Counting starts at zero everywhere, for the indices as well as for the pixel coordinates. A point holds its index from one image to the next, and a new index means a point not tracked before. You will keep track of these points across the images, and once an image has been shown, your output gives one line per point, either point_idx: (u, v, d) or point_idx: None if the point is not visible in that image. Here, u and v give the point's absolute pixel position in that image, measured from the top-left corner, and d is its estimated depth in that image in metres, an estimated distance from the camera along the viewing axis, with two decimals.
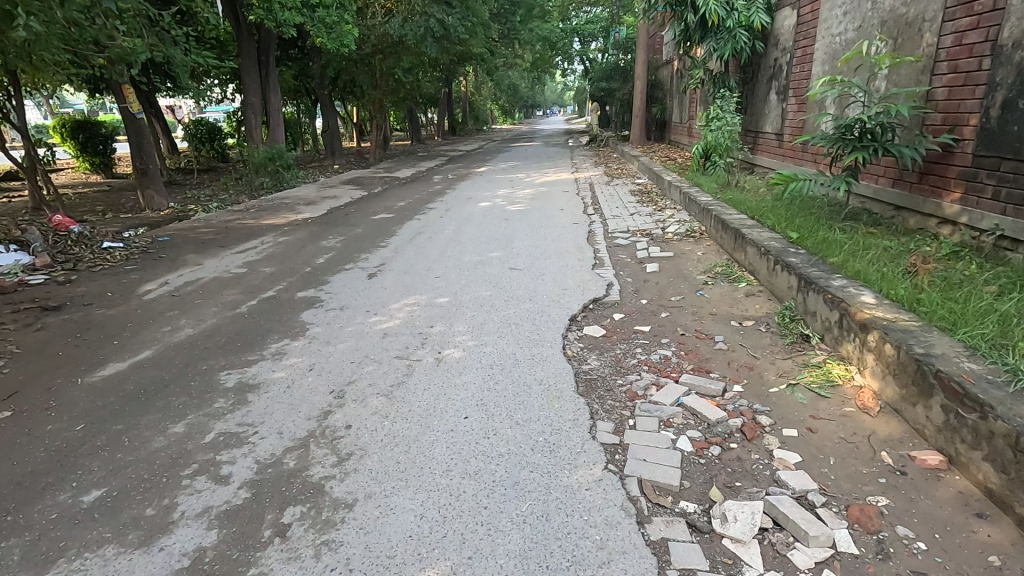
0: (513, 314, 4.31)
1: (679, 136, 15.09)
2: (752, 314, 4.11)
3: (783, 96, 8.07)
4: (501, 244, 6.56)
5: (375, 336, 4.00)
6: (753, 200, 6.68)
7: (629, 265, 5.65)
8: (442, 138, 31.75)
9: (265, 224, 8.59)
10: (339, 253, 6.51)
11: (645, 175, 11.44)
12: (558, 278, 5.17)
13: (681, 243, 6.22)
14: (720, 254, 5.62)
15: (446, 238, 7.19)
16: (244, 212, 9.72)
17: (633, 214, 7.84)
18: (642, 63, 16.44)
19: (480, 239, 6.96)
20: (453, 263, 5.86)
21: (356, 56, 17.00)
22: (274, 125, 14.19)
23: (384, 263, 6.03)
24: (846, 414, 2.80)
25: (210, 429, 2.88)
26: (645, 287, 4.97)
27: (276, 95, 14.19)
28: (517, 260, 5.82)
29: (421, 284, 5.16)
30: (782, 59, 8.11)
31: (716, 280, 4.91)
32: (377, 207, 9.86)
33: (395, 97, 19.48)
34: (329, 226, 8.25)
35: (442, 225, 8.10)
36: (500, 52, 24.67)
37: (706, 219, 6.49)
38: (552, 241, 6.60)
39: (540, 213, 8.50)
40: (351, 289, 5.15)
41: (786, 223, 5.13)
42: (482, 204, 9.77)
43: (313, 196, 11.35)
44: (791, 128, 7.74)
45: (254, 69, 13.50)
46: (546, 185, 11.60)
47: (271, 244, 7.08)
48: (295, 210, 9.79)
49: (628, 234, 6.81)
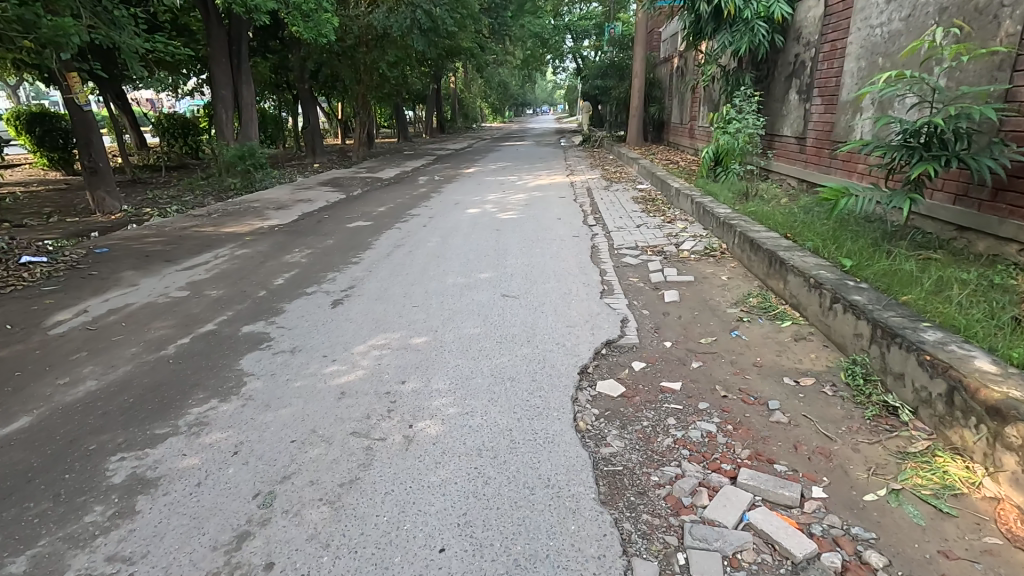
0: (508, 364, 3.41)
1: (679, 138, 14.26)
2: (810, 369, 3.26)
3: (806, 96, 7.25)
4: (492, 262, 5.67)
5: (330, 398, 3.08)
6: (781, 214, 5.84)
7: (643, 292, 4.79)
8: (430, 136, 30.72)
9: (224, 232, 7.62)
10: (303, 272, 5.59)
11: (647, 179, 10.61)
12: (560, 309, 4.28)
13: (701, 263, 5.37)
14: (750, 281, 4.77)
15: (429, 252, 6.28)
16: (205, 217, 8.72)
17: (639, 225, 7.00)
18: (640, 59, 15.61)
19: (467, 254, 6.06)
20: (435, 287, 4.96)
21: (337, 48, 15.98)
22: (247, 121, 13.15)
23: (354, 285, 5.11)
24: (989, 549, 1.95)
25: (66, 567, 1.96)
26: (666, 322, 4.11)
27: (249, 89, 13.17)
28: (511, 284, 4.93)
29: (396, 317, 4.26)
30: (805, 55, 7.31)
31: (752, 316, 4.07)
32: (354, 213, 8.93)
33: (379, 93, 18.48)
34: (297, 236, 7.29)
35: (425, 236, 7.19)
36: (491, 47, 23.69)
37: (728, 236, 5.65)
38: (551, 258, 5.72)
39: (535, 223, 7.61)
40: (310, 322, 4.22)
41: (833, 246, 4.29)
42: (471, 211, 8.86)
43: (285, 199, 10.36)
44: (818, 131, 6.94)
45: (224, 59, 12.46)
46: (540, 189, 10.72)
47: (225, 259, 6.12)
48: (263, 216, 8.81)
49: (637, 251, 5.95)
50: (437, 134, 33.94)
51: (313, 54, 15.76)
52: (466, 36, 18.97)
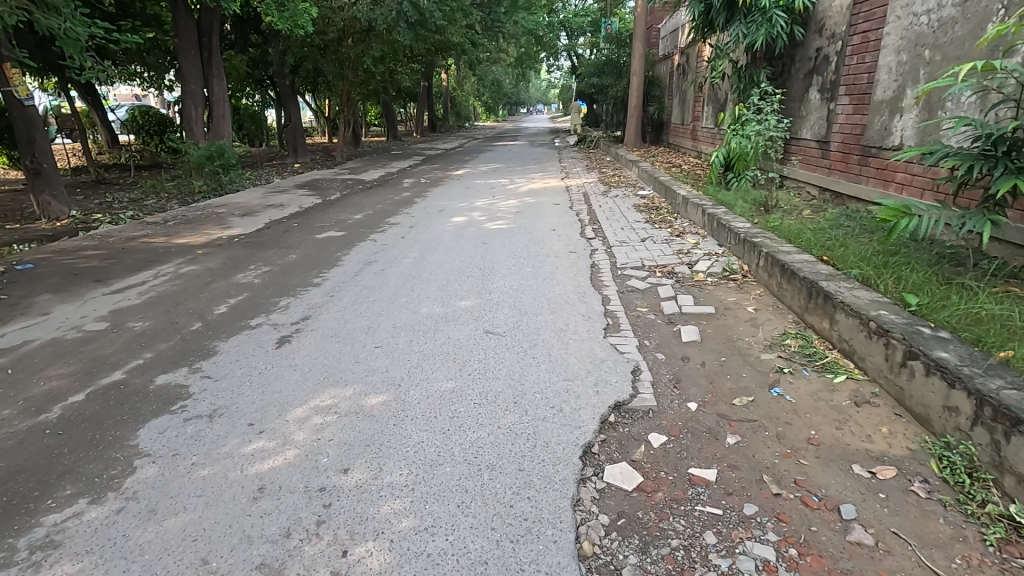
0: (487, 443, 2.59)
1: (680, 139, 13.51)
2: (886, 452, 2.47)
3: (831, 95, 6.47)
4: (475, 284, 4.85)
5: (240, 500, 2.25)
6: (809, 230, 5.06)
7: (655, 328, 3.99)
8: (421, 136, 29.81)
9: (176, 243, 6.74)
10: (253, 297, 4.74)
11: (648, 183, 9.84)
12: (556, 354, 3.47)
13: (720, 290, 4.57)
14: (784, 314, 3.99)
15: (404, 270, 5.46)
16: (160, 225, 7.84)
17: (644, 239, 6.21)
18: (638, 56, 14.86)
19: (448, 273, 5.24)
20: (406, 319, 4.13)
21: (319, 42, 15.18)
22: (218, 118, 12.24)
23: (309, 316, 4.28)
24: None
25: None
26: (687, 373, 3.32)
27: (221, 83, 12.28)
28: (497, 317, 4.11)
29: (352, 364, 3.43)
30: (829, 49, 6.52)
31: (794, 365, 3.27)
32: (327, 220, 8.08)
33: (365, 91, 17.61)
34: (256, 250, 6.43)
35: (402, 249, 6.37)
36: (483, 44, 22.82)
37: (751, 256, 4.86)
38: (545, 281, 4.91)
39: (527, 235, 6.80)
40: (243, 370, 3.38)
41: (890, 277, 3.51)
42: (456, 219, 8.03)
43: (254, 204, 9.49)
44: (846, 133, 6.18)
45: (193, 51, 11.55)
46: (533, 194, 9.92)
47: (166, 280, 5.26)
48: (226, 224, 7.95)
49: (643, 272, 5.16)
50: (429, 133, 33.04)
51: (294, 48, 14.88)
52: (456, 32, 18.16)
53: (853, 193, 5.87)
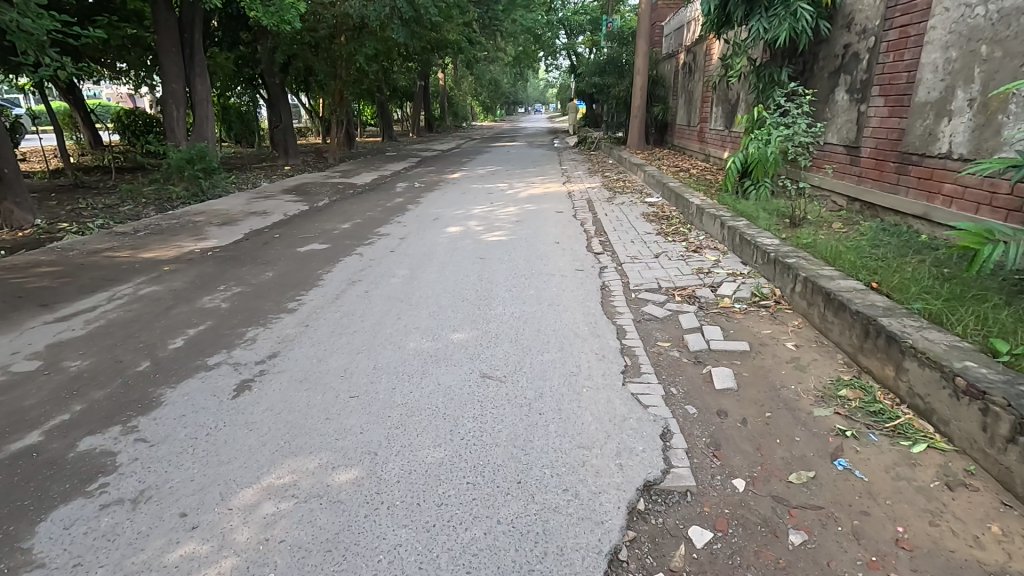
0: (485, 550, 1.99)
1: (687, 141, 12.96)
2: (1004, 566, 1.89)
3: (862, 96, 5.90)
4: (470, 312, 4.25)
5: None
6: (849, 249, 4.49)
7: (682, 369, 3.41)
8: (417, 137, 29.21)
9: (142, 257, 6.13)
10: (216, 327, 4.13)
11: (655, 189, 9.27)
12: (566, 411, 2.88)
13: (752, 321, 3.98)
14: (832, 354, 3.41)
15: (391, 291, 4.87)
16: (130, 235, 7.24)
17: (657, 254, 5.64)
18: (642, 54, 14.30)
19: (439, 297, 4.65)
20: (388, 358, 3.53)
21: (310, 39, 14.57)
22: (201, 118, 11.61)
23: (277, 352, 3.68)
24: None
25: None
26: (727, 435, 2.73)
27: (205, 81, 11.65)
28: (495, 356, 3.53)
29: (321, 421, 2.84)
30: (860, 45, 5.95)
31: (858, 426, 2.69)
32: (311, 231, 7.48)
33: (359, 90, 17.01)
34: (230, 266, 5.82)
35: (391, 265, 5.78)
36: (481, 43, 22.22)
37: (784, 279, 4.28)
38: (549, 307, 4.32)
39: (528, 248, 6.23)
40: (187, 431, 2.78)
41: (968, 317, 2.93)
42: (451, 229, 7.44)
43: (236, 211, 8.88)
44: (880, 138, 5.60)
45: (174, 48, 10.91)
46: (533, 200, 9.34)
47: (121, 304, 4.65)
48: (201, 234, 7.33)
49: (660, 295, 4.58)
50: (426, 133, 32.39)
51: (283, 45, 14.28)
52: (452, 29, 17.56)
53: (894, 205, 5.30)
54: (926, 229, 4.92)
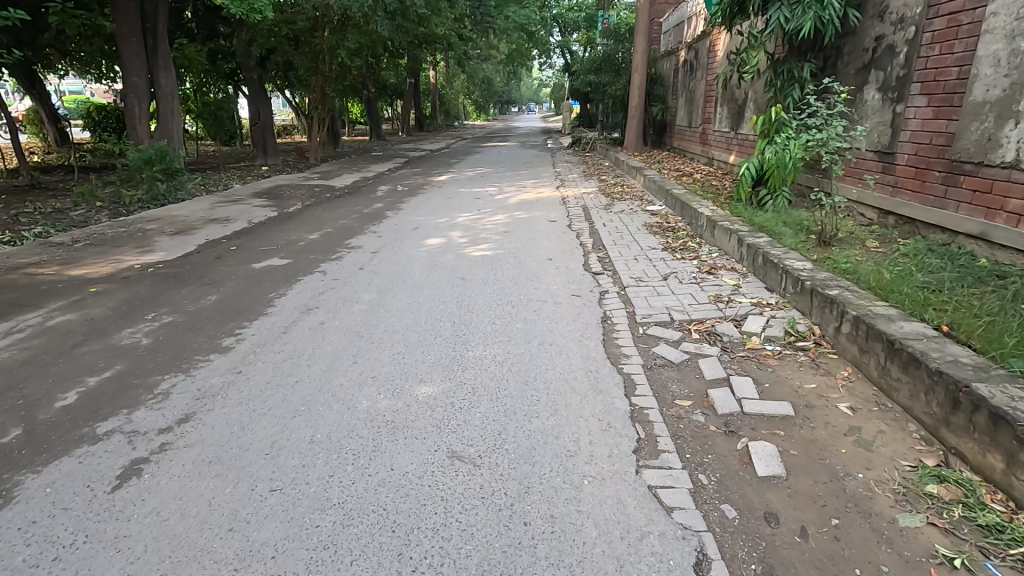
0: None
1: (687, 143, 12.27)
2: None
3: (898, 94, 5.16)
4: (443, 354, 3.47)
5: None
6: (898, 277, 3.74)
7: (711, 442, 2.65)
8: (407, 136, 28.43)
9: (70, 275, 5.30)
10: (124, 374, 3.32)
11: (657, 195, 8.54)
12: (561, 520, 2.10)
13: (790, 371, 3.23)
14: (901, 424, 2.66)
15: (350, 323, 4.08)
16: (68, 246, 6.40)
17: (665, 276, 4.89)
18: (640, 51, 13.60)
19: (407, 331, 3.86)
20: (331, 425, 2.74)
21: (288, 31, 13.73)
22: (166, 115, 10.74)
23: (191, 415, 2.87)
24: None
25: None
26: (786, 559, 1.95)
27: (170, 74, 10.76)
28: (469, 422, 2.75)
29: (220, 535, 2.05)
30: (896, 37, 5.22)
31: (972, 552, 1.92)
32: (273, 242, 6.67)
33: (342, 87, 16.16)
34: (169, 287, 5.00)
35: (358, 285, 5.00)
36: (472, 39, 21.50)
37: (824, 315, 3.54)
38: (540, 349, 3.53)
39: (517, 265, 5.47)
40: (27, 554, 1.97)
41: None
42: (431, 240, 6.65)
43: (196, 217, 8.05)
44: (922, 143, 4.86)
45: (133, 38, 10.01)
46: (525, 207, 8.59)
47: (19, 339, 3.83)
48: (149, 244, 6.51)
49: (674, 330, 3.83)
50: (416, 132, 31.58)
51: (260, 38, 13.44)
52: (441, 23, 16.75)
53: (944, 221, 4.55)
54: (983, 251, 4.19)
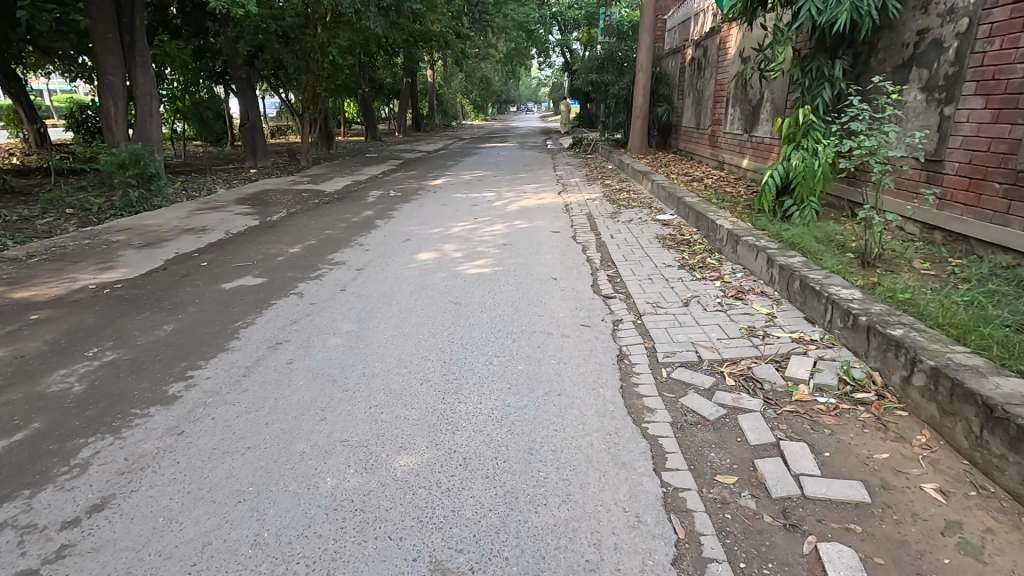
0: None
1: (695, 146, 11.72)
2: None
3: (946, 95, 4.59)
4: (430, 410, 2.89)
5: None
6: (969, 312, 3.17)
7: (770, 542, 2.06)
8: (404, 136, 27.92)
9: (13, 297, 4.70)
10: (38, 436, 2.72)
11: (666, 202, 7.96)
12: None
13: (852, 434, 2.64)
14: (1013, 519, 2.07)
15: (323, 362, 3.48)
16: (22, 261, 5.81)
17: (684, 301, 4.32)
18: (645, 50, 13.08)
19: (388, 375, 3.27)
20: (283, 518, 2.15)
21: (276, 28, 13.12)
22: (143, 117, 10.08)
23: (107, 500, 2.27)
24: None
25: None
26: None
27: (148, 73, 10.14)
28: (459, 513, 2.17)
29: None
30: (943, 30, 4.64)
31: None
32: (249, 256, 6.06)
33: (335, 86, 15.57)
34: (122, 313, 4.39)
35: (337, 310, 4.41)
36: (470, 38, 21.00)
37: (886, 359, 2.96)
38: (545, 402, 2.93)
39: (518, 286, 4.89)
40: None
41: None
42: (423, 254, 6.06)
43: (171, 227, 7.47)
44: (976, 151, 4.27)
45: (108, 34, 9.40)
46: (525, 215, 8.02)
47: None
48: (111, 259, 5.91)
49: (704, 373, 3.25)
50: (413, 133, 31.06)
51: (246, 34, 12.82)
52: (437, 20, 16.12)
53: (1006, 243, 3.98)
54: None
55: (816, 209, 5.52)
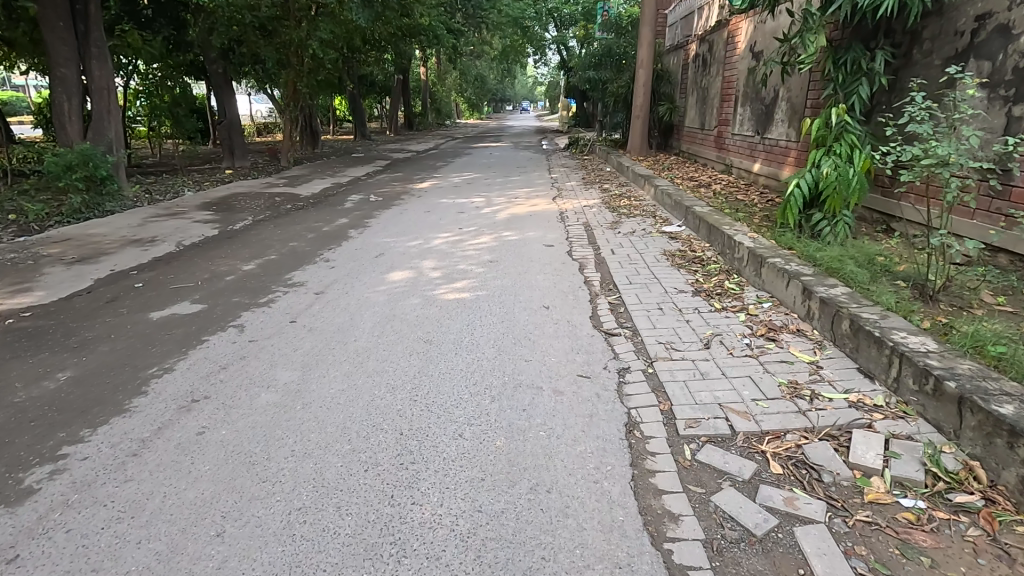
0: None
1: (699, 147, 10.96)
2: None
3: (1014, 92, 3.82)
4: (369, 522, 2.10)
5: None
6: None
7: None
8: (395, 135, 27.07)
9: None
10: None
11: (672, 211, 7.19)
12: None
13: (963, 566, 1.86)
14: None
15: (244, 433, 2.68)
16: None
17: (704, 342, 3.54)
18: (646, 45, 12.30)
19: (323, 457, 2.48)
20: None
21: (252, 19, 12.30)
22: (99, 113, 9.13)
23: None
24: None
25: None
26: None
27: (106, 66, 9.23)
28: None
29: None
30: (1010, 15, 3.88)
31: None
32: (194, 275, 5.25)
33: (317, 82, 14.71)
34: (13, 354, 3.57)
35: (281, 351, 3.60)
36: (464, 34, 20.19)
37: (992, 447, 2.18)
38: (529, 508, 2.15)
39: (503, 317, 4.10)
40: None
41: None
42: (396, 273, 5.26)
43: (116, 237, 6.64)
44: None
45: (54, 21, 8.52)
46: (515, 224, 7.22)
47: None
48: (31, 279, 5.07)
49: (739, 455, 2.47)
50: (406, 131, 30.22)
51: (220, 26, 11.98)
52: (426, 13, 15.31)
53: None
54: None
55: (848, 226, 4.78)
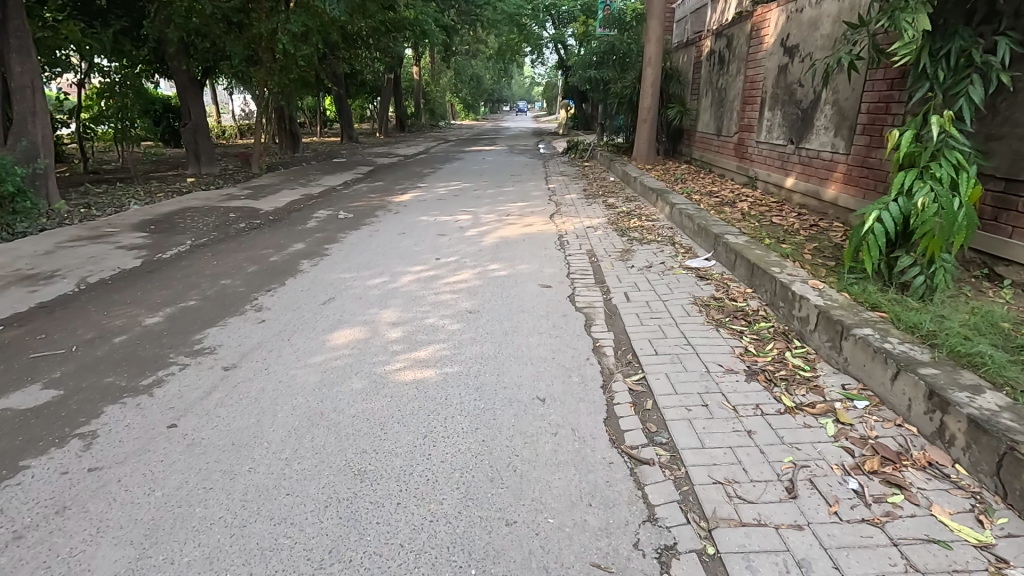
0: None
1: (716, 155, 9.69)
2: None
3: None
4: None
5: None
6: None
7: None
8: (386, 137, 25.78)
9: None
10: None
11: (696, 237, 5.91)
12: None
13: None
14: None
15: None
16: None
17: (789, 486, 2.25)
18: (654, 41, 11.06)
19: None
20: None
21: (215, 10, 11.00)
22: (21, 114, 7.80)
23: None
24: None
25: None
26: None
27: (29, 60, 7.84)
28: None
29: None
30: None
31: None
32: (74, 335, 3.93)
33: (293, 80, 13.41)
34: None
35: (128, 496, 2.29)
36: (456, 31, 18.94)
37: None
38: None
39: (480, 420, 2.80)
40: None
41: None
42: (342, 331, 3.97)
43: (6, 271, 5.32)
44: None
45: None
46: (505, 253, 5.95)
47: None
48: None
49: None
50: (398, 132, 28.90)
51: (177, 17, 10.62)
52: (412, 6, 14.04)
53: None
54: None
55: (943, 275, 3.53)
